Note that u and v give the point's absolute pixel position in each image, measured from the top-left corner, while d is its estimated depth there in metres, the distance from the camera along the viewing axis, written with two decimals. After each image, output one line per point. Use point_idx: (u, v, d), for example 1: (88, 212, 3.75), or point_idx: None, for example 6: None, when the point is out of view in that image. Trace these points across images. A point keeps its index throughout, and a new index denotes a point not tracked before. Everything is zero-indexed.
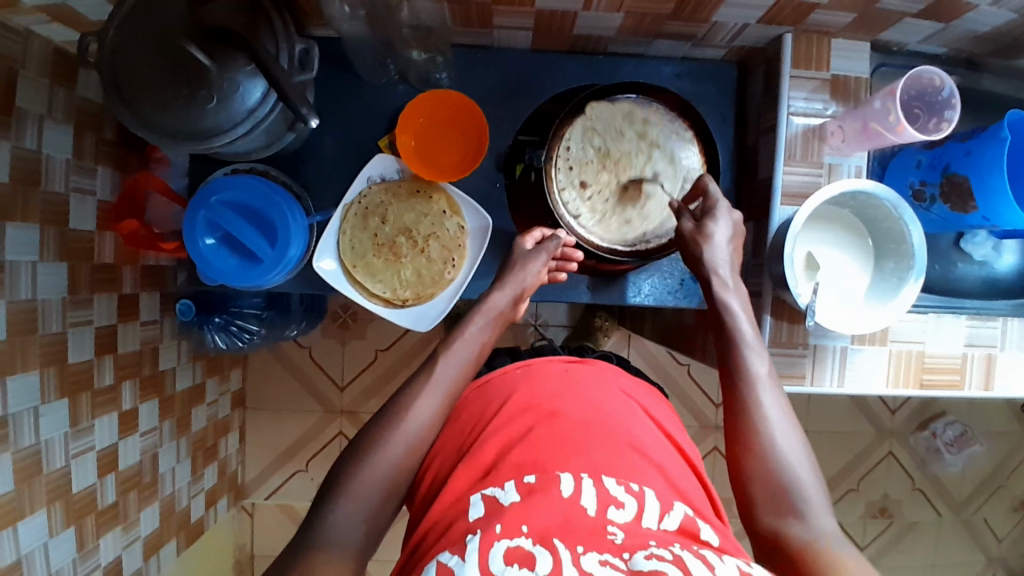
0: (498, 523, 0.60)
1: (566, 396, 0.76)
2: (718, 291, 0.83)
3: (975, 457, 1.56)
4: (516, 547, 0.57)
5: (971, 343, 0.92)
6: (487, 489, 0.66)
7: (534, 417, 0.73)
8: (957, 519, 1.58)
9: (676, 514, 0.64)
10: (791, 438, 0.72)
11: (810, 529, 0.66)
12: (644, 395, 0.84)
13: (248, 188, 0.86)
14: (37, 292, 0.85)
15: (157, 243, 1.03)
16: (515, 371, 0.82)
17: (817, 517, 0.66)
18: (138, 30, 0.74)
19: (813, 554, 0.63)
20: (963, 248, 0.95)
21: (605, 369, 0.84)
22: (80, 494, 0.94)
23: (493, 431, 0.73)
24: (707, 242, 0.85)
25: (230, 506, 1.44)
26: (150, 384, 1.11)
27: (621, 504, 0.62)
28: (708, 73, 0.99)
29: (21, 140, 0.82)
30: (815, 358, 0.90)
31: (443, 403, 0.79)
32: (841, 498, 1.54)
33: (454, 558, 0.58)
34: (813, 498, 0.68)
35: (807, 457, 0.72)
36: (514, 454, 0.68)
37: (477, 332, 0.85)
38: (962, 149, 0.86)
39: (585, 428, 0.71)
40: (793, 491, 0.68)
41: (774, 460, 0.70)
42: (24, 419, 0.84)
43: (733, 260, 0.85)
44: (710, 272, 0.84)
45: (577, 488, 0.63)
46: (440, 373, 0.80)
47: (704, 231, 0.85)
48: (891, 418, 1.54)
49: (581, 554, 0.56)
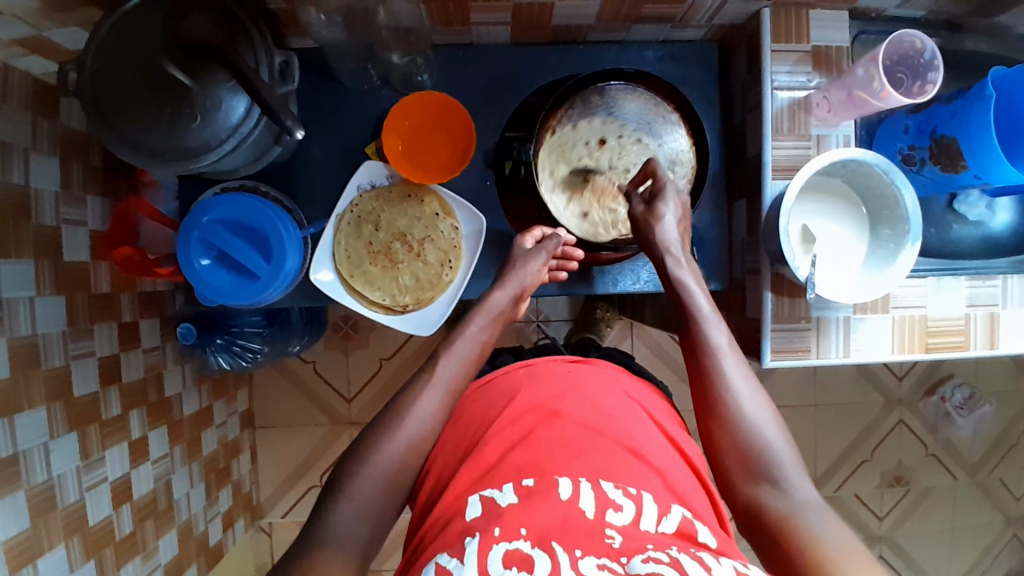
0: (497, 526, 0.60)
1: (569, 398, 0.75)
2: (674, 271, 0.85)
3: (985, 417, 1.56)
4: (514, 550, 0.57)
5: (973, 304, 0.92)
6: (486, 490, 0.66)
7: (534, 418, 0.73)
8: (972, 482, 1.57)
9: (674, 516, 0.63)
10: (760, 410, 0.74)
11: (781, 491, 0.68)
12: (645, 393, 0.83)
13: (239, 205, 0.85)
14: (37, 326, 0.85)
15: (153, 269, 1.01)
16: (518, 371, 0.82)
17: (788, 481, 0.69)
18: (118, 53, 0.73)
19: (789, 516, 0.66)
20: (957, 209, 0.96)
21: (606, 369, 0.84)
22: (98, 526, 0.94)
23: (495, 433, 0.72)
24: (658, 224, 0.86)
25: (247, 526, 1.44)
26: (157, 410, 1.11)
27: (619, 506, 0.62)
28: (689, 54, 0.98)
29: (8, 174, 0.82)
30: (819, 331, 0.90)
31: (444, 401, 0.79)
32: (855, 470, 1.54)
33: (452, 560, 0.58)
34: (784, 463, 0.70)
35: (774, 421, 0.74)
36: (513, 458, 0.68)
37: (477, 332, 0.85)
38: (948, 110, 0.86)
39: (586, 430, 0.71)
40: (763, 458, 0.71)
41: (741, 429, 0.73)
42: (34, 455, 0.84)
43: (682, 237, 0.87)
44: (664, 251, 0.85)
45: (576, 491, 0.63)
46: (440, 374, 0.80)
47: (655, 213, 0.86)
48: (899, 385, 1.54)
49: (579, 557, 0.56)
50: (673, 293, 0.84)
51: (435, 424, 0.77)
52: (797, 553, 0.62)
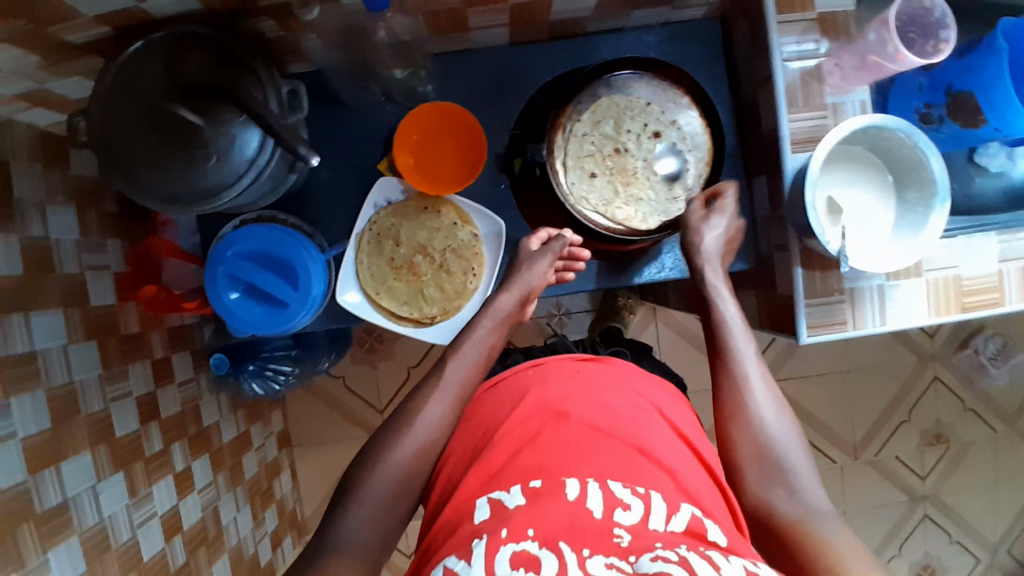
0: (505, 527, 0.60)
1: (580, 398, 0.76)
2: (707, 275, 0.86)
3: (1020, 365, 1.54)
4: (521, 551, 0.56)
5: (1006, 259, 0.90)
6: (494, 492, 0.66)
7: (542, 419, 0.73)
8: (1013, 431, 1.56)
9: (683, 514, 0.62)
10: (780, 417, 0.75)
11: (795, 498, 0.69)
12: (663, 397, 0.82)
13: (260, 236, 0.86)
14: (73, 373, 0.86)
15: (180, 303, 1.04)
16: (528, 371, 0.82)
17: (802, 490, 0.70)
18: (126, 101, 0.74)
19: (802, 527, 0.66)
20: (978, 162, 0.95)
21: (620, 368, 0.83)
22: (152, 561, 0.95)
23: (504, 435, 0.72)
24: (703, 230, 0.87)
25: (295, 545, 1.45)
26: (197, 442, 1.12)
27: (627, 505, 0.62)
28: (691, 34, 0.97)
29: (26, 229, 0.82)
30: (854, 302, 0.88)
31: (453, 406, 0.79)
32: (893, 431, 1.53)
33: (460, 561, 0.58)
34: (801, 473, 0.71)
35: (794, 432, 0.75)
36: (522, 459, 0.68)
37: (483, 335, 0.86)
38: (960, 66, 0.85)
39: (595, 432, 0.71)
40: (780, 464, 0.72)
41: (761, 434, 0.74)
42: (84, 500, 0.85)
43: (722, 253, 0.88)
44: (699, 259, 0.86)
45: (584, 491, 0.63)
46: (450, 375, 0.81)
47: (704, 221, 0.87)
48: (930, 342, 1.52)
49: (587, 557, 0.56)
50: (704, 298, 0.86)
51: (446, 423, 0.78)
52: (806, 563, 0.63)
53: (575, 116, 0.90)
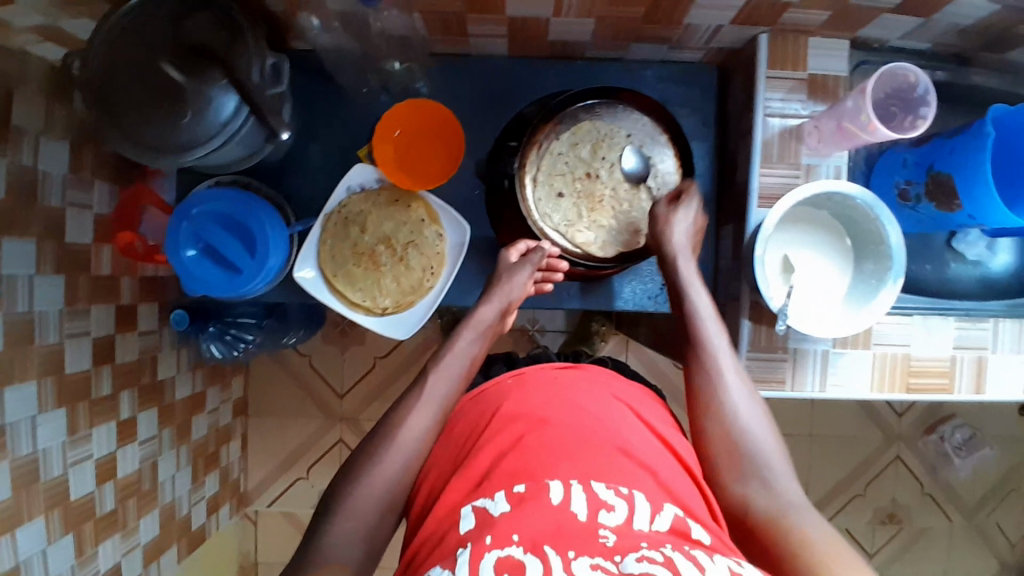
0: (489, 534, 0.59)
1: (555, 403, 0.74)
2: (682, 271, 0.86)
3: (986, 460, 1.51)
4: (506, 557, 0.56)
5: (961, 345, 0.90)
6: (478, 499, 0.65)
7: (524, 424, 0.72)
8: (969, 525, 1.53)
9: (667, 513, 0.63)
10: (750, 404, 0.76)
11: (769, 490, 0.70)
12: (639, 399, 0.81)
13: (227, 200, 0.88)
14: (34, 303, 0.88)
15: (153, 257, 1.08)
16: (507, 381, 0.81)
17: (775, 481, 0.70)
18: (121, 49, 0.76)
19: (775, 520, 0.66)
20: (956, 247, 0.94)
21: (598, 374, 0.82)
22: (79, 501, 0.97)
23: (487, 440, 0.72)
24: (668, 224, 0.87)
25: (232, 513, 1.47)
26: (149, 393, 1.14)
27: (611, 507, 0.62)
28: (687, 75, 0.98)
29: (16, 156, 0.85)
30: (795, 363, 0.88)
31: (438, 416, 0.77)
32: (846, 504, 1.51)
33: (444, 572, 0.57)
34: (774, 463, 0.72)
35: (765, 423, 0.76)
36: (504, 464, 0.67)
37: (467, 347, 0.84)
38: (947, 146, 0.84)
39: (573, 437, 0.70)
40: (752, 457, 0.72)
41: (732, 424, 0.75)
42: (22, 428, 0.86)
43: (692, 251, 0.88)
44: (673, 253, 0.86)
45: (567, 495, 0.62)
46: (430, 390, 0.79)
47: (672, 216, 0.88)
48: (898, 422, 1.50)
49: (573, 559, 0.55)
50: (676, 292, 0.86)
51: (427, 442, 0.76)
52: (784, 549, 0.63)
53: (553, 134, 0.91)
